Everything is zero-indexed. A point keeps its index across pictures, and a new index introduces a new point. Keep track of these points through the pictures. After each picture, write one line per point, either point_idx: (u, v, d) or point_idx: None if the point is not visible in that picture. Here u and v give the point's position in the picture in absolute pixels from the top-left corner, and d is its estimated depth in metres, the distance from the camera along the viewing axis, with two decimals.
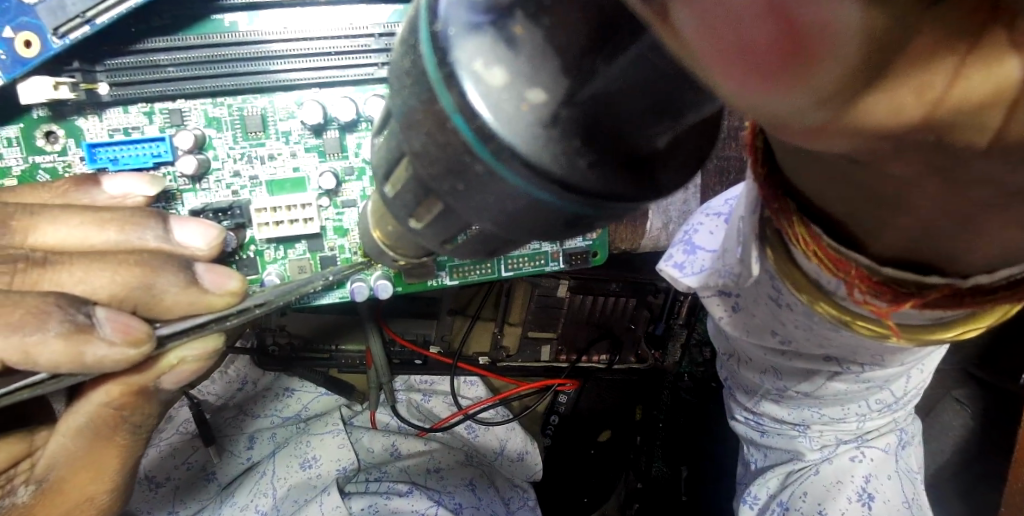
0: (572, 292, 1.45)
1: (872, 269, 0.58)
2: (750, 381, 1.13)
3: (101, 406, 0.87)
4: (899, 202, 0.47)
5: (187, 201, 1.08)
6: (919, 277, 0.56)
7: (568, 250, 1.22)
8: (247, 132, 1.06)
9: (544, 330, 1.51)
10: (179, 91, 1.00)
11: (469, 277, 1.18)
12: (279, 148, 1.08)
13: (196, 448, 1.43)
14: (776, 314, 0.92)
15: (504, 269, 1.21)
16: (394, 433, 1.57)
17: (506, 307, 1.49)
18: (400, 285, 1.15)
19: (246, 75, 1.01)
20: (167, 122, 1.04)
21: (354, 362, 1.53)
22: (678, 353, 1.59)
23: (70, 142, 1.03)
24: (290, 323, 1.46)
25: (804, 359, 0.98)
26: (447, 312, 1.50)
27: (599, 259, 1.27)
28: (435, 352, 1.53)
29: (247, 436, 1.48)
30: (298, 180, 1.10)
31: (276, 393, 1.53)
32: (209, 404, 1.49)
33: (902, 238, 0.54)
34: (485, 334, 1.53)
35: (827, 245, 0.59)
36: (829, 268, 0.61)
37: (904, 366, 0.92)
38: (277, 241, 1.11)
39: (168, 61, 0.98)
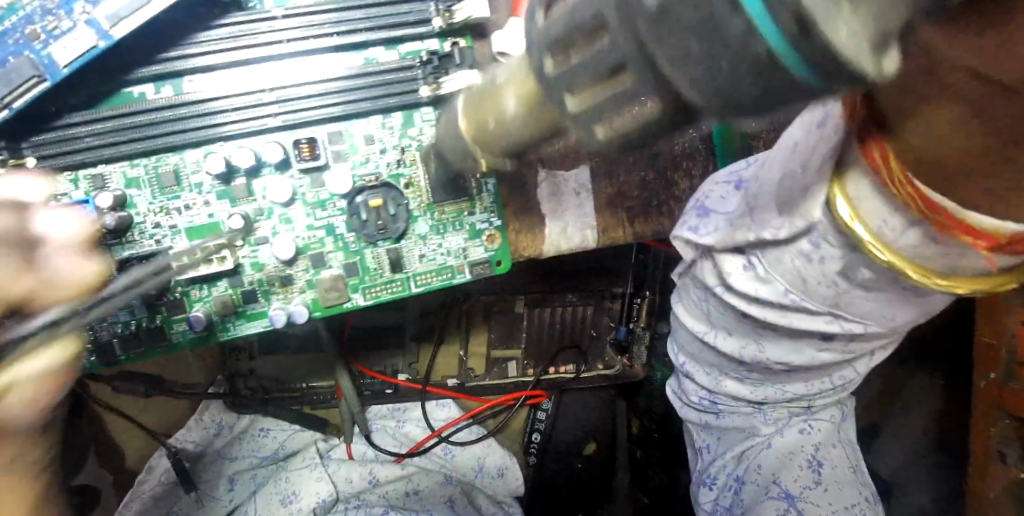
0: (529, 307, 1.65)
1: (959, 213, 0.51)
2: (712, 360, 1.09)
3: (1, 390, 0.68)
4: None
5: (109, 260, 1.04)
6: (994, 221, 0.50)
7: (472, 261, 1.11)
8: (163, 187, 1.04)
9: (509, 346, 1.66)
10: (99, 158, 0.99)
11: (382, 296, 1.11)
12: (194, 199, 1.05)
13: (178, 497, 1.44)
14: (801, 270, 0.80)
15: (413, 284, 1.10)
16: (371, 461, 1.60)
17: (468, 332, 1.65)
18: (318, 310, 1.10)
19: (153, 135, 0.99)
20: (92, 186, 1.02)
21: (326, 398, 1.53)
22: (644, 356, 1.68)
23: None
24: (259, 367, 1.51)
25: (804, 319, 0.85)
26: (412, 338, 1.63)
27: (503, 266, 1.12)
28: (404, 379, 1.61)
29: (227, 478, 1.48)
30: (214, 225, 1.06)
31: (252, 434, 1.53)
32: (188, 451, 1.49)
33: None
34: (452, 358, 1.65)
35: (917, 184, 0.53)
36: (912, 208, 0.55)
37: (894, 334, 0.87)
38: (200, 280, 1.08)
39: (87, 131, 0.97)
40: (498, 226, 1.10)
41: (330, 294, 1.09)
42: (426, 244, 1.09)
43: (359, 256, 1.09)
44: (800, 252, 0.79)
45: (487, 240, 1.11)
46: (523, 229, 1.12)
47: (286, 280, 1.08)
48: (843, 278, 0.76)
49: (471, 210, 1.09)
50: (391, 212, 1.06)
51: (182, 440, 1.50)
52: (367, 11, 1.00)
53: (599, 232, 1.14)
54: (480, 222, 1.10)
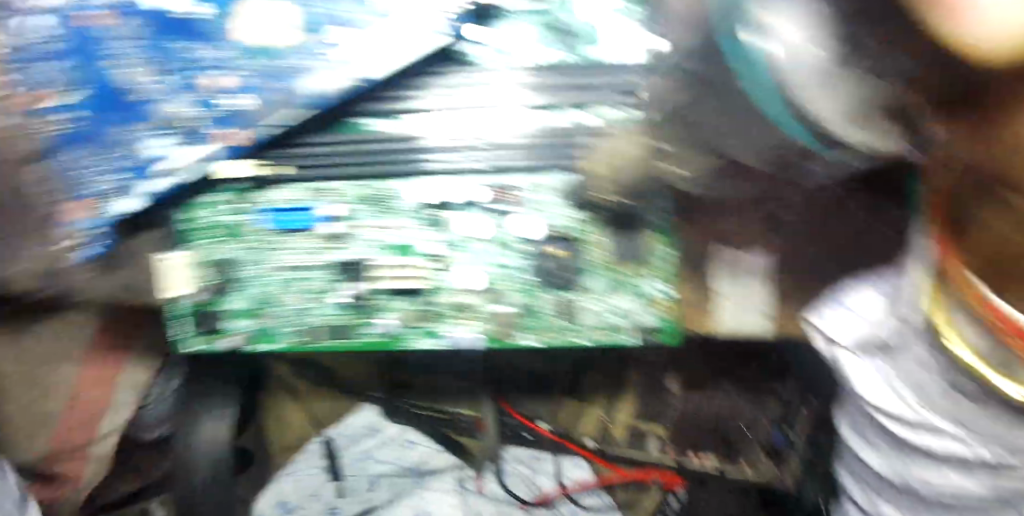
0: (684, 390, 1.54)
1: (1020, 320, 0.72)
2: (877, 472, 1.00)
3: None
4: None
5: (338, 292, 1.06)
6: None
7: (641, 325, 1.04)
8: (361, 199, 1.04)
9: (651, 419, 1.60)
10: (310, 180, 1.04)
11: (552, 342, 1.05)
12: (397, 221, 1.05)
13: (325, 483, 1.63)
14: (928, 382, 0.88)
15: (591, 338, 1.04)
16: (500, 502, 1.62)
17: (614, 396, 1.61)
18: (495, 342, 1.06)
19: (369, 165, 1.03)
20: (302, 191, 1.04)
21: (468, 427, 1.61)
22: (805, 470, 1.45)
23: (247, 257, 1.06)
24: (412, 384, 1.59)
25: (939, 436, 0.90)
26: (560, 391, 1.62)
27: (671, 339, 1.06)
28: (547, 430, 1.64)
29: (370, 478, 1.64)
30: (401, 246, 1.05)
31: (398, 444, 1.65)
32: (342, 444, 1.65)
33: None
34: (592, 419, 1.64)
35: (984, 289, 0.75)
36: (977, 309, 0.76)
37: None
38: (392, 292, 1.05)
39: (314, 141, 1.02)
40: (670, 295, 1.03)
41: (503, 332, 1.05)
42: (602, 299, 1.03)
43: (534, 300, 1.04)
44: (897, 357, 0.92)
45: (655, 306, 1.03)
46: (690, 302, 1.04)
47: (465, 306, 1.05)
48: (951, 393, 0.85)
49: (648, 277, 1.03)
50: (569, 268, 1.02)
51: (339, 434, 1.65)
52: (573, 70, 1.01)
53: (773, 323, 1.07)
54: (655, 290, 1.03)
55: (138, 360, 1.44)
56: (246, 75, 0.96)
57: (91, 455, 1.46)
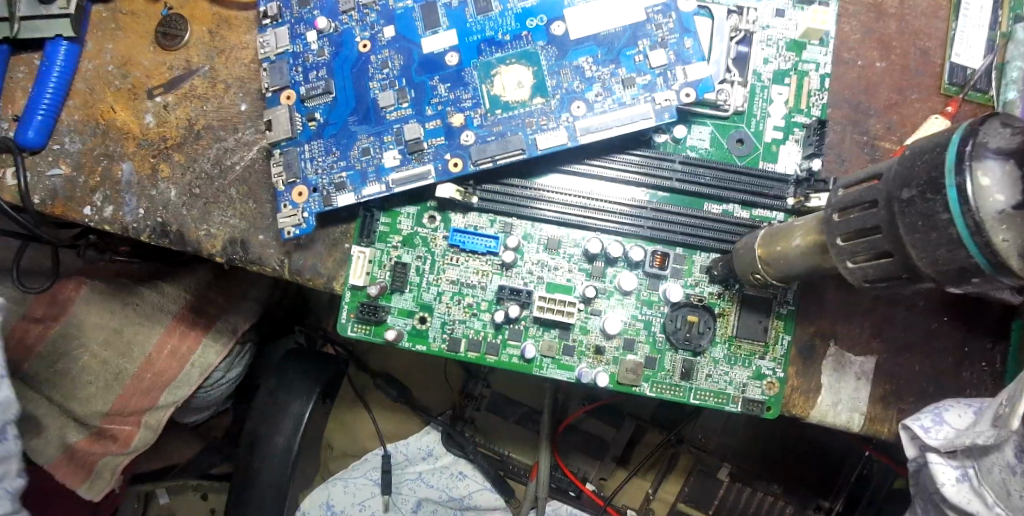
0: (731, 478, 1.65)
1: None
2: None
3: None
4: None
5: (495, 311, 1.42)
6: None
7: (749, 397, 1.40)
8: (549, 248, 1.43)
9: (694, 505, 1.66)
10: (489, 209, 1.42)
11: (664, 394, 1.40)
12: (563, 264, 1.43)
13: (373, 495, 1.67)
14: None
15: (693, 396, 1.40)
16: None
17: (661, 475, 1.69)
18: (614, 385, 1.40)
19: (521, 208, 1.42)
20: (499, 228, 1.44)
21: (520, 471, 1.68)
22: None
23: (420, 266, 1.45)
24: (478, 419, 1.72)
25: None
26: (613, 458, 1.70)
27: (771, 414, 1.41)
28: (590, 489, 1.67)
29: (416, 500, 1.67)
30: (568, 287, 1.43)
31: (450, 473, 1.68)
32: (399, 461, 1.70)
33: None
34: (639, 492, 1.70)
35: None
36: None
37: None
38: (544, 324, 1.42)
39: (489, 192, 1.42)
40: (778, 377, 1.40)
41: (627, 376, 1.39)
42: (719, 366, 1.40)
43: (660, 355, 1.41)
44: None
45: (767, 387, 1.40)
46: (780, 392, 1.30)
47: (602, 350, 1.41)
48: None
49: (762, 356, 1.40)
50: (699, 331, 1.39)
51: (399, 449, 1.71)
52: (732, 182, 1.42)
53: None
54: (765, 369, 1.40)
55: (215, 338, 1.77)
56: (476, 118, 1.41)
57: (142, 421, 1.74)
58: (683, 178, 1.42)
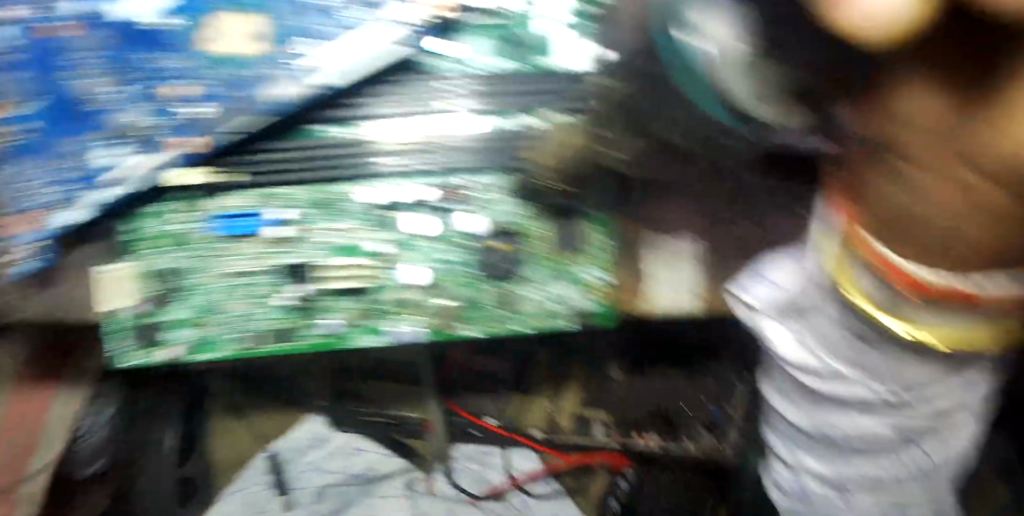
0: (627, 376, 1.60)
1: (904, 266, 0.78)
2: (789, 429, 1.02)
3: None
4: (937, 244, 0.75)
5: (282, 294, 1.05)
6: (930, 274, 0.77)
7: (580, 308, 1.05)
8: (318, 206, 1.03)
9: (595, 408, 1.66)
10: (235, 177, 1.00)
11: (497, 333, 1.06)
12: (346, 221, 1.04)
13: (270, 497, 1.59)
14: (825, 337, 0.92)
15: (526, 325, 1.05)
16: (450, 499, 1.61)
17: (560, 386, 1.66)
18: (437, 336, 1.07)
19: (264, 163, 1.00)
20: (255, 198, 1.03)
21: (416, 426, 1.64)
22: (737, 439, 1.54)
23: (180, 266, 1.04)
24: (362, 391, 1.60)
25: (846, 383, 0.91)
26: (507, 389, 1.65)
27: (610, 320, 1.06)
28: (492, 424, 1.67)
29: (315, 489, 1.59)
30: (351, 246, 1.05)
31: (345, 452, 1.62)
32: (287, 456, 1.61)
33: (955, 256, 0.75)
34: (540, 411, 1.68)
35: (888, 256, 0.79)
36: (881, 271, 0.80)
37: (933, 415, 0.94)
38: (340, 291, 1.05)
39: (215, 157, 0.98)
40: (611, 277, 1.04)
41: (448, 326, 1.06)
42: (544, 285, 1.04)
43: (477, 296, 1.06)
44: (827, 316, 0.90)
45: (600, 293, 1.04)
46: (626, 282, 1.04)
47: (414, 302, 1.05)
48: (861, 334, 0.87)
49: (588, 265, 1.04)
50: (513, 261, 1.04)
51: (282, 446, 1.62)
52: (529, 77, 0.99)
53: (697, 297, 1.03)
54: (596, 271, 1.04)
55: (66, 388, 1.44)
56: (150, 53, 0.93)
57: (16, 498, 1.40)
58: (471, 82, 0.99)
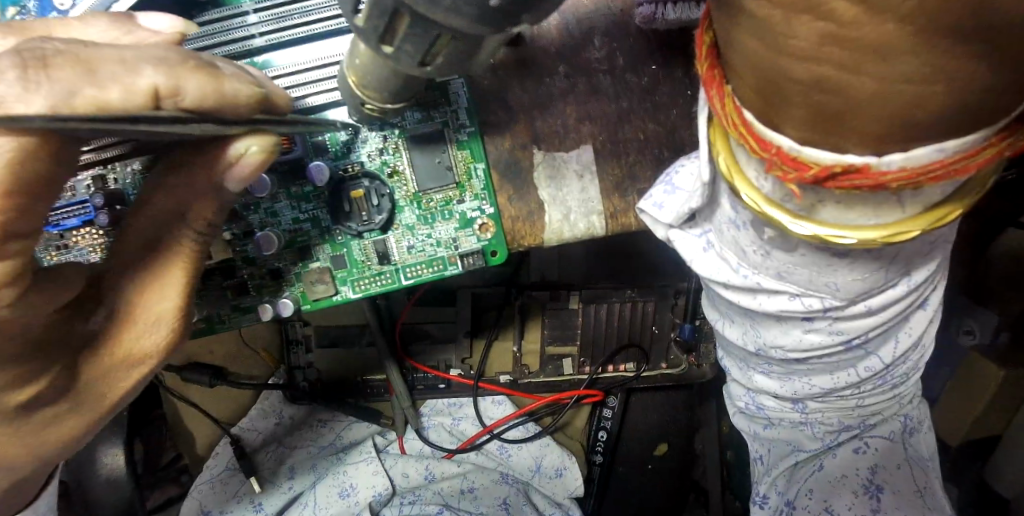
0: (584, 303, 1.53)
1: (794, 148, 0.50)
2: (738, 353, 0.93)
3: (185, 253, 0.84)
4: (852, 117, 0.44)
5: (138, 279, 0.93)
6: (834, 156, 0.49)
7: (464, 252, 0.92)
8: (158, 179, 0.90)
9: (562, 344, 1.56)
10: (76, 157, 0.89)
11: (373, 290, 0.94)
12: None
13: (242, 481, 1.52)
14: (734, 246, 0.75)
15: (403, 277, 0.93)
16: (428, 457, 1.57)
17: (522, 327, 1.57)
18: (307, 303, 0.94)
19: None
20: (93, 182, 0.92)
21: (378, 390, 1.55)
22: (712, 355, 1.56)
23: None
24: (315, 360, 1.55)
25: (773, 301, 0.76)
26: (465, 334, 1.58)
27: (496, 257, 0.93)
28: (457, 375, 1.57)
29: (287, 467, 1.54)
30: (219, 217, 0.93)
31: (311, 425, 1.59)
32: (252, 439, 1.56)
33: (875, 125, 0.44)
34: (506, 354, 1.59)
35: (753, 124, 0.53)
36: (754, 149, 0.54)
37: (882, 320, 0.76)
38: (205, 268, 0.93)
39: None
40: (491, 214, 0.92)
41: (317, 288, 0.92)
42: (415, 231, 0.92)
43: (345, 248, 0.93)
44: (730, 221, 0.73)
45: (480, 230, 0.92)
46: (520, 217, 0.91)
47: (277, 273, 0.93)
48: (772, 246, 0.70)
49: (461, 198, 0.91)
50: (373, 203, 0.90)
51: (245, 428, 1.57)
52: None
53: (606, 218, 0.91)
54: (471, 211, 0.92)
55: None
56: None
57: None
58: (265, 17, 0.89)
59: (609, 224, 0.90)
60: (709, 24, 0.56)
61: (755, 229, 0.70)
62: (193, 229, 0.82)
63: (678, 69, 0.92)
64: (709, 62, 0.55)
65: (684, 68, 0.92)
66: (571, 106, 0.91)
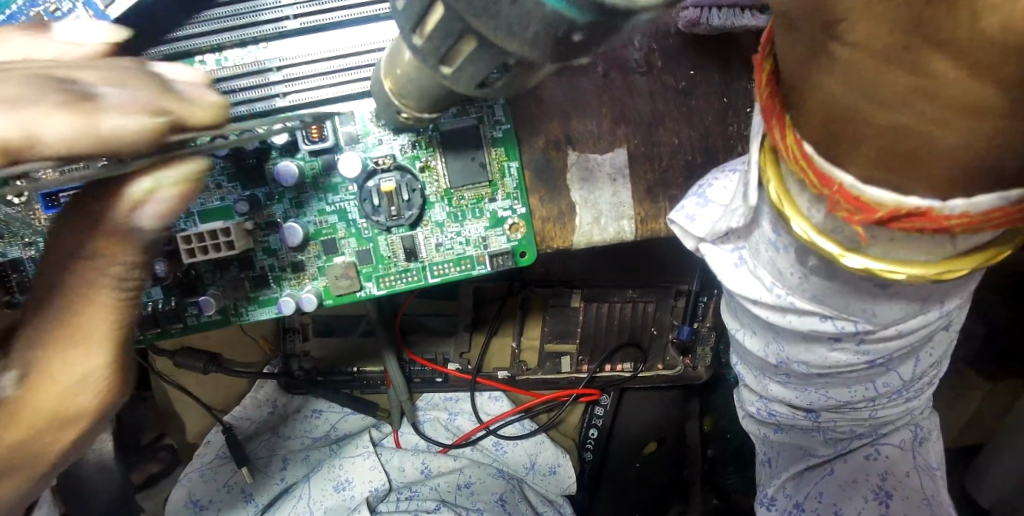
0: (586, 301, 1.52)
1: (856, 186, 0.55)
2: (756, 361, 0.93)
3: (104, 300, 0.80)
4: (925, 155, 0.47)
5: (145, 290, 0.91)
6: (896, 196, 0.53)
7: (493, 252, 0.91)
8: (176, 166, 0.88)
9: (562, 342, 1.55)
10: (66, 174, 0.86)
11: (398, 287, 0.92)
12: (211, 181, 0.89)
13: (233, 471, 1.49)
14: (770, 264, 0.76)
15: (429, 275, 0.91)
16: (423, 452, 1.56)
17: (522, 323, 1.55)
18: (330, 298, 0.92)
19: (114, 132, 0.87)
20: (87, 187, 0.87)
21: (375, 383, 1.52)
22: (707, 356, 1.57)
23: None
24: (313, 348, 1.53)
25: (805, 320, 0.77)
26: (465, 327, 1.56)
27: (526, 259, 0.92)
28: (454, 369, 1.55)
29: (280, 457, 1.51)
30: (225, 208, 0.90)
31: (305, 415, 1.56)
32: (244, 429, 1.53)
33: (946, 168, 0.47)
34: (505, 349, 1.58)
35: (815, 158, 0.57)
36: (813, 184, 0.58)
37: (907, 341, 0.77)
38: (217, 261, 0.91)
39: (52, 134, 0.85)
40: (522, 215, 0.90)
41: (341, 283, 0.90)
42: (444, 230, 0.90)
43: (371, 243, 0.91)
44: (770, 243, 0.75)
45: (510, 230, 0.91)
46: (550, 218, 0.90)
47: (298, 265, 0.90)
48: (813, 271, 0.72)
49: (492, 197, 0.90)
50: (403, 198, 0.88)
51: (237, 418, 1.54)
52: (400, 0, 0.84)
53: (637, 223, 0.90)
54: (502, 211, 0.90)
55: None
56: None
57: None
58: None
59: (638, 229, 0.89)
60: (773, 52, 0.60)
61: (797, 255, 0.72)
62: (111, 275, 0.78)
63: (713, 71, 0.91)
64: (769, 90, 0.60)
65: (718, 70, 0.91)
66: (605, 107, 0.89)
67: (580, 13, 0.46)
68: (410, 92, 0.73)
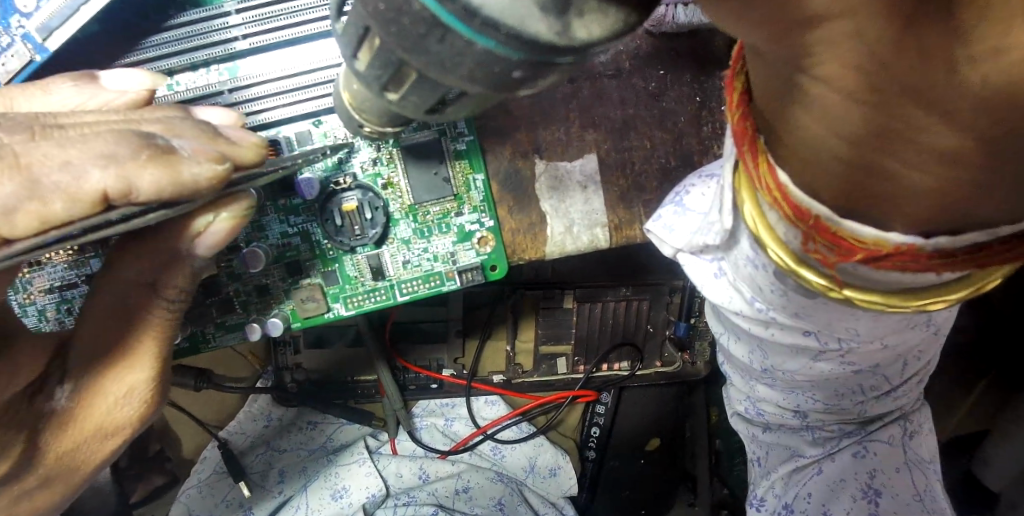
0: (579, 302, 1.49)
1: (833, 219, 0.55)
2: (740, 363, 0.91)
3: (157, 323, 0.83)
4: (898, 193, 0.47)
5: None
6: (877, 232, 0.53)
7: (462, 267, 0.89)
8: None
9: (556, 343, 1.52)
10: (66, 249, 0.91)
11: (366, 306, 0.91)
12: None
13: (230, 486, 1.49)
14: (750, 277, 0.75)
15: (398, 294, 0.90)
16: (420, 457, 1.55)
17: (515, 327, 1.53)
18: (297, 321, 0.91)
19: None
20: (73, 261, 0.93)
21: (370, 392, 1.52)
22: (706, 352, 1.54)
23: None
24: (305, 360, 1.52)
25: (787, 331, 0.76)
26: (457, 333, 1.54)
27: (497, 273, 0.91)
28: (448, 375, 1.54)
29: (277, 470, 1.51)
30: None
31: (300, 427, 1.55)
32: (239, 443, 1.53)
33: (925, 206, 0.47)
34: (498, 354, 1.56)
35: (790, 188, 0.57)
36: (790, 216, 0.59)
37: (892, 348, 0.75)
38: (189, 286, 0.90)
39: None
40: (491, 227, 0.88)
41: (308, 306, 0.89)
42: (412, 247, 0.89)
43: (337, 263, 0.89)
44: (749, 260, 0.73)
45: (479, 244, 0.89)
46: (521, 230, 0.88)
47: (267, 289, 0.90)
48: (790, 289, 0.70)
49: (459, 210, 0.88)
50: (366, 216, 0.87)
51: (232, 433, 1.54)
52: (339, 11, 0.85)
53: (611, 231, 0.88)
54: (469, 224, 0.89)
55: None
56: None
57: None
58: (248, 18, 0.85)
59: (612, 237, 0.87)
60: (744, 76, 0.60)
61: (775, 274, 0.71)
62: (165, 298, 0.81)
63: (686, 73, 0.90)
64: (741, 116, 0.60)
65: (693, 70, 0.90)
66: (574, 113, 0.88)
67: (512, 52, 0.45)
68: (368, 107, 0.71)
